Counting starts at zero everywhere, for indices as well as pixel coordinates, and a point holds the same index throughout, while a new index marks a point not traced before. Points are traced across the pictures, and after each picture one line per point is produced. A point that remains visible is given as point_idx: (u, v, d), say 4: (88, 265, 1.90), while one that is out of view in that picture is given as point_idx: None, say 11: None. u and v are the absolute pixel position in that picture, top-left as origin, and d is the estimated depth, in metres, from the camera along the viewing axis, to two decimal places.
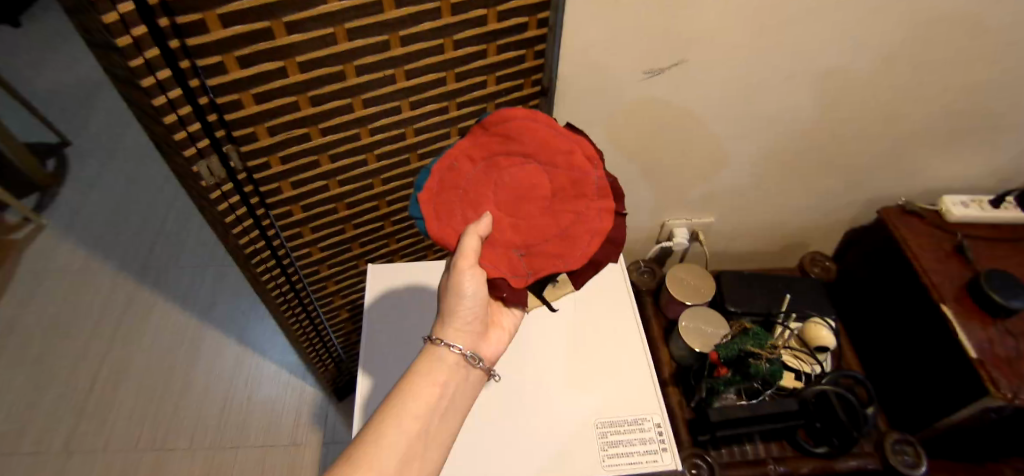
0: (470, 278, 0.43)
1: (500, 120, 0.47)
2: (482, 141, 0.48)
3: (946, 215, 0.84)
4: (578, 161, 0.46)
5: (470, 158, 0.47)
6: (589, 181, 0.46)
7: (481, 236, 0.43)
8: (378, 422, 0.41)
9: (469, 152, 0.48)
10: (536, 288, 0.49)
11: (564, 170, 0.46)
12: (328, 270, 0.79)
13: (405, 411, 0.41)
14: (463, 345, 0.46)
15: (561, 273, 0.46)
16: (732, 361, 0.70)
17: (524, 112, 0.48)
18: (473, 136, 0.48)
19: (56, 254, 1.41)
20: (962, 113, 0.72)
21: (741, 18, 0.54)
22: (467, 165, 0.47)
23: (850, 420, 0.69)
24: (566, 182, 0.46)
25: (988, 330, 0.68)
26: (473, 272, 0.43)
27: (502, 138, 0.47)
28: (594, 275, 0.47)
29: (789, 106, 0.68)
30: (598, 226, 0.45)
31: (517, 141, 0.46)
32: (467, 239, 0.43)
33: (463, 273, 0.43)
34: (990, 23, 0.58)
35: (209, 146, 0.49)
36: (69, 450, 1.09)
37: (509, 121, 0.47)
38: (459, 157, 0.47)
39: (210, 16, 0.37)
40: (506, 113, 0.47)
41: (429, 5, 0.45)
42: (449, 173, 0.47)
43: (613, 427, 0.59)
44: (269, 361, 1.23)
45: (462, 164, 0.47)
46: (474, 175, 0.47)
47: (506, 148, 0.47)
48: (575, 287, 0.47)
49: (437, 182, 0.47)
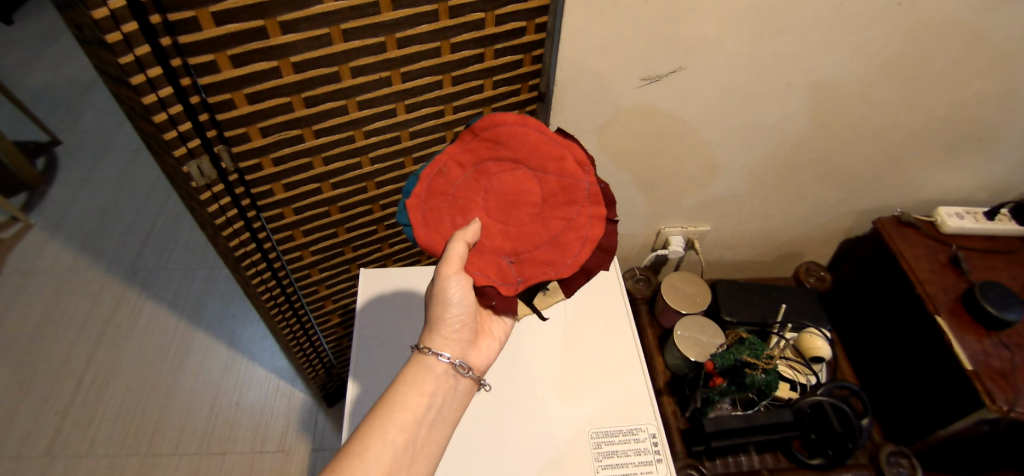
0: (456, 284, 0.43)
1: (490, 124, 0.46)
2: (471, 146, 0.46)
3: (942, 227, 0.84)
4: (569, 167, 0.45)
5: (458, 163, 0.46)
6: (581, 188, 0.45)
7: (469, 242, 0.43)
8: (363, 433, 0.39)
9: (458, 157, 0.46)
10: (527, 295, 0.49)
11: (555, 176, 0.45)
12: (320, 274, 0.78)
13: (392, 422, 0.40)
14: (451, 354, 0.45)
15: (551, 281, 0.45)
16: (728, 371, 0.68)
17: (513, 117, 0.46)
18: (462, 141, 0.47)
19: (44, 253, 1.39)
20: (956, 125, 0.73)
21: (740, 26, 0.54)
22: (456, 171, 0.46)
23: (845, 432, 0.68)
24: (557, 189, 0.45)
25: (984, 342, 0.68)
26: (459, 277, 0.43)
27: (492, 144, 0.46)
28: (586, 283, 0.47)
29: (787, 114, 0.67)
30: (590, 233, 0.45)
31: (507, 147, 0.45)
32: (454, 245, 0.42)
33: (450, 279, 0.42)
34: (987, 32, 0.58)
35: (199, 146, 0.48)
36: (52, 454, 1.06)
37: (499, 126, 0.46)
38: (448, 162, 0.46)
39: (203, 14, 0.37)
40: (495, 116, 0.46)
41: (427, 8, 0.44)
42: (438, 179, 0.46)
43: (607, 437, 0.58)
44: (258, 366, 1.21)
45: (451, 169, 0.46)
46: (464, 181, 0.46)
47: (495, 154, 0.46)
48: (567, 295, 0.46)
49: (425, 188, 0.46)
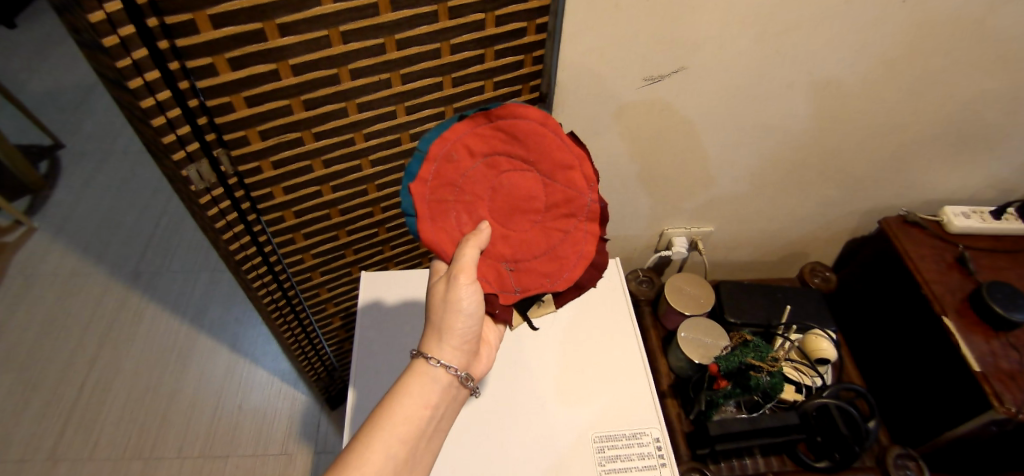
0: (470, 294, 0.43)
1: (508, 114, 0.43)
2: (483, 133, 0.43)
3: (948, 226, 0.83)
4: (576, 179, 0.45)
5: (468, 150, 0.43)
6: (582, 202, 0.45)
7: (479, 248, 0.43)
8: (364, 447, 0.38)
9: (467, 142, 0.43)
10: (523, 306, 0.50)
11: (561, 185, 0.45)
12: (321, 277, 0.78)
13: (393, 436, 0.39)
14: (458, 366, 0.44)
15: (546, 293, 0.47)
16: (732, 374, 0.67)
17: (532, 110, 0.44)
18: (473, 123, 0.43)
19: (47, 257, 1.39)
20: (964, 122, 0.72)
21: (743, 24, 0.53)
22: (466, 158, 0.43)
23: (852, 434, 0.67)
24: (561, 199, 0.45)
25: (991, 343, 0.67)
26: (470, 286, 0.42)
27: (506, 136, 0.43)
28: (576, 297, 0.49)
29: (791, 113, 0.67)
30: (584, 249, 0.46)
31: (521, 144, 0.44)
32: (466, 251, 0.42)
33: (463, 289, 0.42)
34: (994, 28, 0.57)
35: (198, 149, 0.47)
36: (55, 458, 1.07)
37: (517, 120, 0.43)
38: (457, 147, 0.43)
39: (200, 17, 0.36)
40: (514, 107, 0.43)
41: (426, 8, 0.44)
42: (446, 165, 0.43)
43: (611, 441, 0.58)
44: (260, 368, 1.21)
45: (459, 155, 0.43)
46: (472, 172, 0.44)
47: (507, 148, 0.44)
48: (559, 306, 0.49)
49: (432, 173, 0.43)
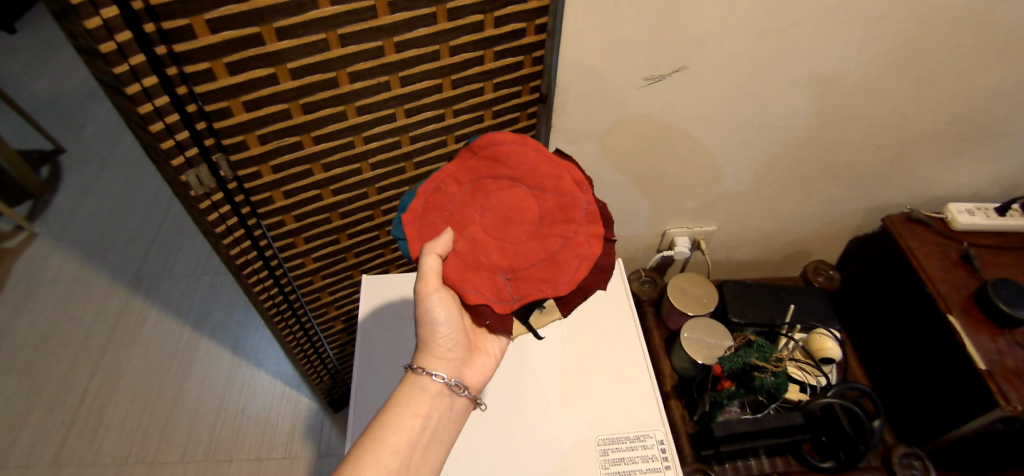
0: (439, 302, 0.42)
1: (489, 143, 0.47)
2: (469, 165, 0.47)
3: (952, 223, 0.82)
4: (567, 186, 0.46)
5: (456, 180, 0.47)
6: (579, 207, 0.45)
7: (440, 255, 0.42)
8: (355, 459, 0.39)
9: (455, 175, 0.47)
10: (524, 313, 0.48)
11: (552, 195, 0.46)
12: (322, 281, 0.78)
13: (383, 446, 0.40)
14: (446, 373, 0.45)
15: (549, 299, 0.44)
16: (736, 375, 0.66)
17: (513, 137, 0.47)
18: (460, 160, 0.47)
19: (49, 262, 1.40)
20: (967, 119, 0.71)
21: (744, 22, 0.52)
22: (454, 187, 0.46)
23: (857, 434, 0.66)
24: (555, 207, 0.45)
25: (997, 341, 0.67)
26: (438, 294, 0.42)
27: (490, 162, 0.46)
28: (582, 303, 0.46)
29: (792, 111, 0.66)
30: (587, 252, 0.44)
31: (505, 165, 0.46)
32: (426, 258, 0.41)
33: (430, 297, 0.42)
34: (999, 23, 0.56)
35: (197, 154, 0.47)
36: (59, 464, 1.07)
37: (497, 145, 0.46)
38: (446, 179, 0.47)
39: (198, 21, 0.36)
40: (495, 136, 0.47)
41: (425, 10, 0.44)
42: (435, 195, 0.46)
43: (613, 444, 0.58)
44: (263, 371, 1.21)
45: (449, 186, 0.47)
46: (461, 197, 0.46)
47: (494, 172, 0.46)
48: (564, 314, 0.45)
49: (422, 203, 0.46)
